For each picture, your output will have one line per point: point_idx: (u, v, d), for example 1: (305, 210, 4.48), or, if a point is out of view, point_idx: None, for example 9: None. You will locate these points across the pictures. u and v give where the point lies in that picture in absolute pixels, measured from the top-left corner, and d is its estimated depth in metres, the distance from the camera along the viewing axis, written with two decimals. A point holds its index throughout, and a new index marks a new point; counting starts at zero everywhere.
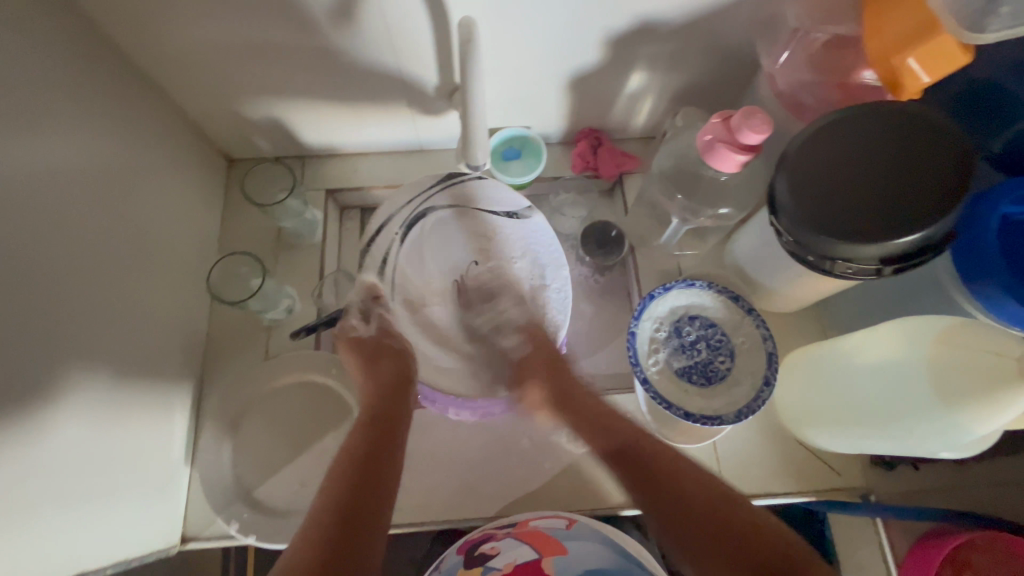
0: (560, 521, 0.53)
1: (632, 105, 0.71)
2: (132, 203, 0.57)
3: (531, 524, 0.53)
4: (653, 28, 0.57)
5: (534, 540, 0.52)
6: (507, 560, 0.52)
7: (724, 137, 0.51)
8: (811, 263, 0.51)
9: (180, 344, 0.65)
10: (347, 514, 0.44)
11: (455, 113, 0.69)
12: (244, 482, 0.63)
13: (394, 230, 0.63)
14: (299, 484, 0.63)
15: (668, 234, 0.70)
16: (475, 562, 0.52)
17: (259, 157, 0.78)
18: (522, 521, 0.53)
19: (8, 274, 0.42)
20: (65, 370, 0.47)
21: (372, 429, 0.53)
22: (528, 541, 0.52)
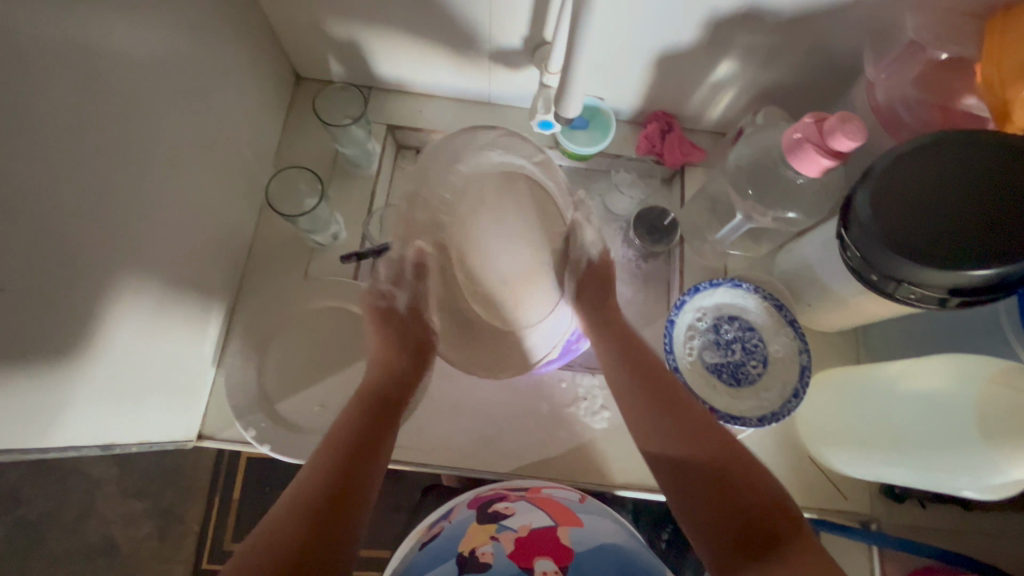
0: (574, 495, 0.53)
1: (713, 95, 0.69)
2: (202, 99, 0.56)
3: (542, 492, 0.53)
4: (759, 16, 0.56)
5: (549, 507, 0.52)
6: (522, 522, 0.51)
7: (817, 140, 0.49)
8: (873, 282, 0.51)
9: (226, 248, 0.65)
10: (346, 460, 0.45)
11: (535, 70, 0.68)
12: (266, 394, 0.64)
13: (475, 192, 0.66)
14: (316, 405, 0.64)
15: (726, 231, 0.67)
16: (489, 518, 0.50)
17: (327, 80, 0.77)
18: (536, 487, 0.53)
19: (83, 146, 0.42)
20: (119, 247, 0.47)
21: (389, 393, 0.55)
22: (544, 507, 0.51)
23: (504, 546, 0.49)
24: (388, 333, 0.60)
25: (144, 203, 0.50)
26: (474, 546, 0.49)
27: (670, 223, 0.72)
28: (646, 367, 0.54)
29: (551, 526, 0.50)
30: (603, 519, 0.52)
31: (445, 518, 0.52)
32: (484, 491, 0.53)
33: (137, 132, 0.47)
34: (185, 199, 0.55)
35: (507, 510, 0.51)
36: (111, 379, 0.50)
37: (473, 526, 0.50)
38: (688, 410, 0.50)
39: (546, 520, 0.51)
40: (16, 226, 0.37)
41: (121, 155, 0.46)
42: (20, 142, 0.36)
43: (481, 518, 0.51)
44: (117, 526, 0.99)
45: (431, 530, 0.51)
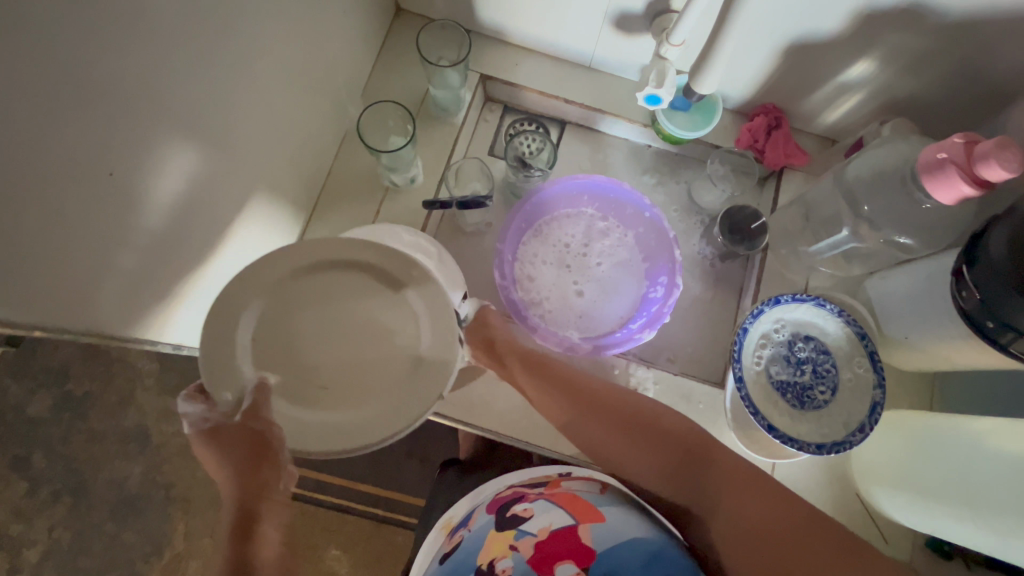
0: (595, 486, 0.56)
1: (836, 96, 0.64)
2: (305, 13, 0.55)
3: (564, 488, 0.55)
4: (919, 13, 0.50)
5: (569, 506, 0.52)
6: (541, 525, 0.50)
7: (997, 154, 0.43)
8: (985, 329, 0.47)
9: (306, 173, 0.65)
10: None
11: (650, 40, 0.64)
12: (250, 348, 0.46)
13: (535, 168, 0.70)
14: (320, 386, 0.47)
15: (822, 246, 0.63)
16: (508, 524, 0.51)
17: (427, 16, 0.74)
18: (556, 483, 0.55)
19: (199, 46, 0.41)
20: (212, 152, 0.47)
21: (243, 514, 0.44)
22: (563, 505, 0.52)
23: (522, 554, 0.48)
24: (218, 444, 0.45)
25: (238, 110, 0.49)
26: (492, 559, 0.48)
27: (759, 226, 0.68)
28: (647, 417, 0.58)
29: (573, 524, 0.50)
30: (624, 514, 0.52)
31: (466, 526, 0.55)
32: (505, 493, 0.56)
33: (241, 34, 0.46)
34: (274, 114, 0.55)
35: (526, 513, 0.51)
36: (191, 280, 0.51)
37: (492, 533, 0.51)
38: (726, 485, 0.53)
39: (566, 518, 0.50)
40: (116, 106, 0.37)
41: (224, 55, 0.45)
42: (134, 26, 0.36)
43: (501, 522, 0.52)
44: (156, 418, 1.04)
45: (453, 539, 0.55)
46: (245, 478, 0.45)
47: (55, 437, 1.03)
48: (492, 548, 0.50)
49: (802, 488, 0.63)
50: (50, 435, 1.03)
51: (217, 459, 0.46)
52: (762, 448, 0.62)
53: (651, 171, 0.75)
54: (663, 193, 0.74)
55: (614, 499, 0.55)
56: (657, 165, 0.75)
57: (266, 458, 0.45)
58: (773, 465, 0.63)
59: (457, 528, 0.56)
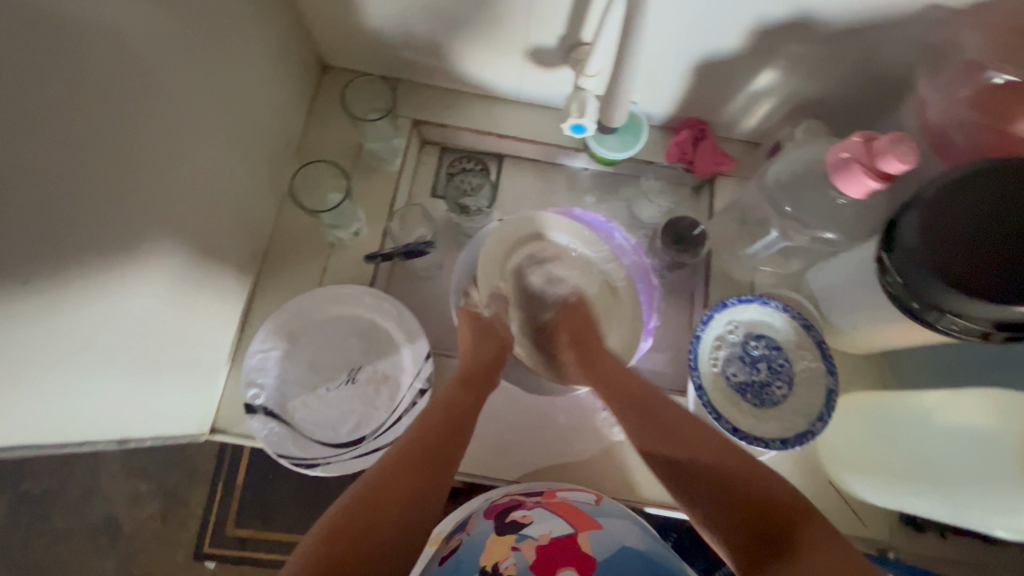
0: (590, 498, 0.55)
1: (751, 104, 0.67)
2: (229, 85, 0.55)
3: (559, 497, 0.54)
4: (809, 25, 0.53)
5: (568, 515, 0.51)
6: (543, 531, 0.48)
7: (902, 147, 0.45)
8: (913, 310, 0.50)
9: (246, 238, 0.64)
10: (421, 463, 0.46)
11: (569, 71, 0.66)
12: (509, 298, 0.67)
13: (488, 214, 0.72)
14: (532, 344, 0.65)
15: (758, 247, 0.66)
16: (507, 529, 0.48)
17: (354, 69, 0.75)
18: (552, 493, 0.55)
19: (114, 141, 0.41)
20: (145, 238, 0.47)
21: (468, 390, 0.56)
22: (559, 512, 0.51)
23: (525, 555, 0.45)
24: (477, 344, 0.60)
25: (167, 193, 0.48)
26: (497, 560, 0.45)
27: (700, 233, 0.69)
28: (606, 376, 0.58)
29: (573, 532, 0.48)
30: (623, 524, 0.51)
31: (464, 531, 0.50)
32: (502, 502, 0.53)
33: (162, 117, 0.46)
34: (209, 188, 0.54)
35: (525, 519, 0.50)
36: (134, 357, 0.50)
37: (492, 538, 0.48)
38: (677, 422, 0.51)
39: (564, 527, 0.49)
40: (39, 216, 0.36)
41: (147, 141, 0.44)
42: (48, 141, 0.35)
43: (500, 528, 0.49)
44: (123, 506, 0.98)
45: (450, 543, 0.50)
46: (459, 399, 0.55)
47: (14, 542, 0.97)
48: (490, 553, 0.46)
49: None
50: (7, 541, 0.97)
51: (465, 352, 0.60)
52: None
53: (591, 192, 0.77)
54: (605, 211, 0.76)
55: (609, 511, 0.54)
56: (596, 186, 0.77)
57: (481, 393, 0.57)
58: None
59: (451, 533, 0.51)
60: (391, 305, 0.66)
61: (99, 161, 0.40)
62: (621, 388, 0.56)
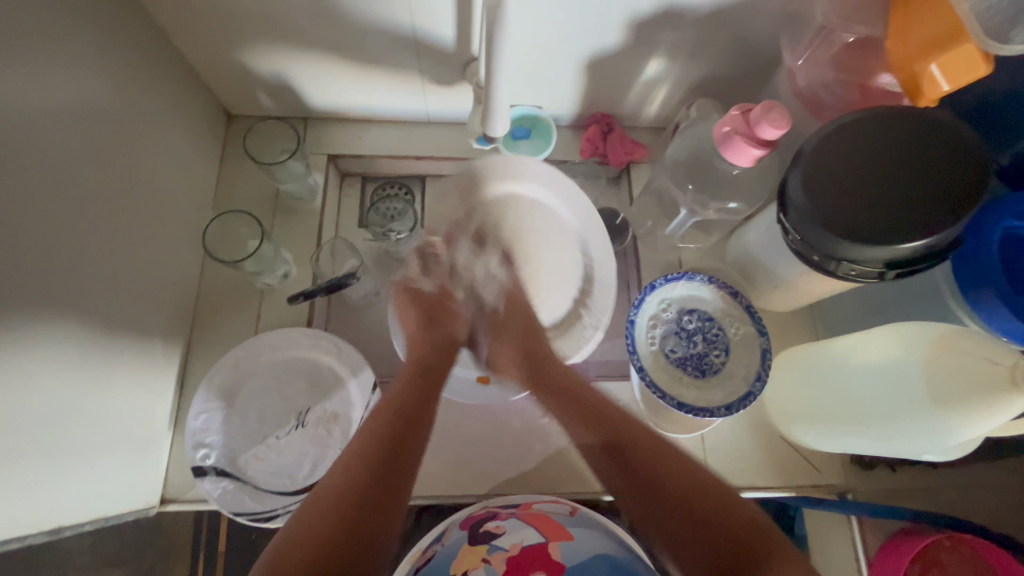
0: (564, 508, 0.53)
1: (647, 93, 0.70)
2: (128, 151, 0.55)
3: (534, 508, 0.53)
4: (678, 14, 0.57)
5: (540, 524, 0.52)
6: (513, 540, 0.51)
7: (780, 120, 0.49)
8: (816, 263, 0.52)
9: (171, 300, 0.63)
10: (381, 466, 0.44)
11: (469, 86, 0.68)
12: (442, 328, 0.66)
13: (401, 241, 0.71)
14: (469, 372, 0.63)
15: (675, 226, 0.70)
16: (480, 539, 0.51)
17: (261, 114, 0.75)
18: (525, 502, 0.53)
19: (2, 227, 0.40)
20: (47, 314, 0.45)
21: (419, 379, 0.55)
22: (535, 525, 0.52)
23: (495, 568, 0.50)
24: (428, 329, 0.61)
25: (68, 267, 0.48)
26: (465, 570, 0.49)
27: (622, 223, 0.72)
28: (570, 393, 0.55)
29: (541, 543, 0.51)
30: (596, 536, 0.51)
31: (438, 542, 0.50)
32: (475, 510, 0.52)
33: (50, 190, 0.45)
34: (120, 254, 0.54)
35: (499, 529, 0.51)
36: (65, 441, 0.48)
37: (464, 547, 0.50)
38: (651, 459, 0.46)
39: (536, 536, 0.52)
40: None
41: (35, 218, 0.44)
42: None
43: (474, 538, 0.51)
44: None
45: (425, 553, 0.49)
46: (412, 398, 0.52)
47: None
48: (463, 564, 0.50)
49: (735, 447, 0.67)
50: None
51: (417, 341, 0.60)
52: (682, 426, 0.66)
53: None
54: None
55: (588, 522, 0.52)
56: None
57: (438, 388, 0.55)
58: (701, 435, 0.67)
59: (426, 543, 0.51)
60: (331, 342, 0.65)
61: None
62: (549, 382, 0.57)
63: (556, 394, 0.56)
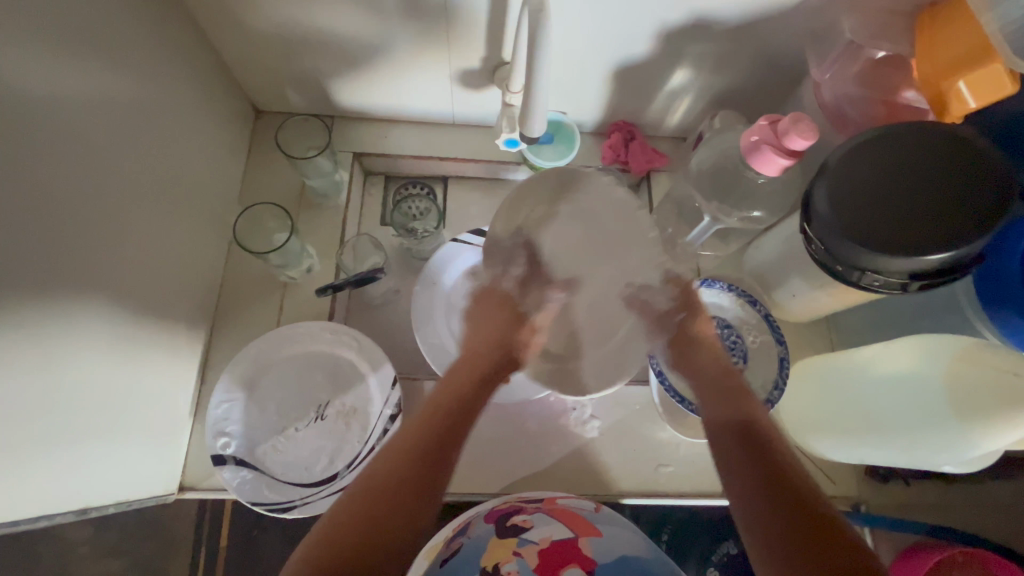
0: (590, 504, 0.53)
1: (671, 102, 0.71)
2: (160, 141, 0.56)
3: (559, 502, 0.53)
4: (705, 26, 0.58)
5: (567, 519, 0.52)
6: (542, 535, 0.51)
7: (812, 133, 0.50)
8: (839, 273, 0.53)
9: (196, 289, 0.64)
10: (416, 483, 0.44)
11: (496, 90, 0.69)
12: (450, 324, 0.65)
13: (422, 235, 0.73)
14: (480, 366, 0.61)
15: (695, 234, 0.71)
16: (509, 532, 0.51)
17: (289, 111, 0.76)
18: (552, 496, 0.53)
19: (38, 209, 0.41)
20: (75, 297, 0.46)
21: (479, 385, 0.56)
22: (562, 519, 0.52)
23: (528, 561, 0.50)
24: (483, 325, 0.61)
25: (101, 251, 0.48)
26: (497, 560, 0.50)
27: None
28: (719, 378, 0.56)
29: (572, 537, 0.51)
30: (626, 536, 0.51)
31: (466, 533, 0.51)
32: (501, 504, 0.53)
33: (81, 175, 0.45)
34: (148, 240, 0.54)
35: (526, 523, 0.52)
36: (89, 424, 0.49)
37: (493, 541, 0.51)
38: (785, 469, 0.45)
39: (563, 531, 0.51)
40: None
41: (67, 202, 0.44)
42: None
43: (501, 531, 0.51)
44: None
45: (451, 544, 0.49)
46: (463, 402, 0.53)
47: None
48: (493, 556, 0.50)
49: None
50: None
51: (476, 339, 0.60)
52: (698, 431, 0.66)
53: None
54: None
55: (613, 520, 0.53)
56: None
57: (482, 397, 0.56)
58: None
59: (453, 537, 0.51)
60: (351, 337, 0.66)
61: (26, 230, 0.40)
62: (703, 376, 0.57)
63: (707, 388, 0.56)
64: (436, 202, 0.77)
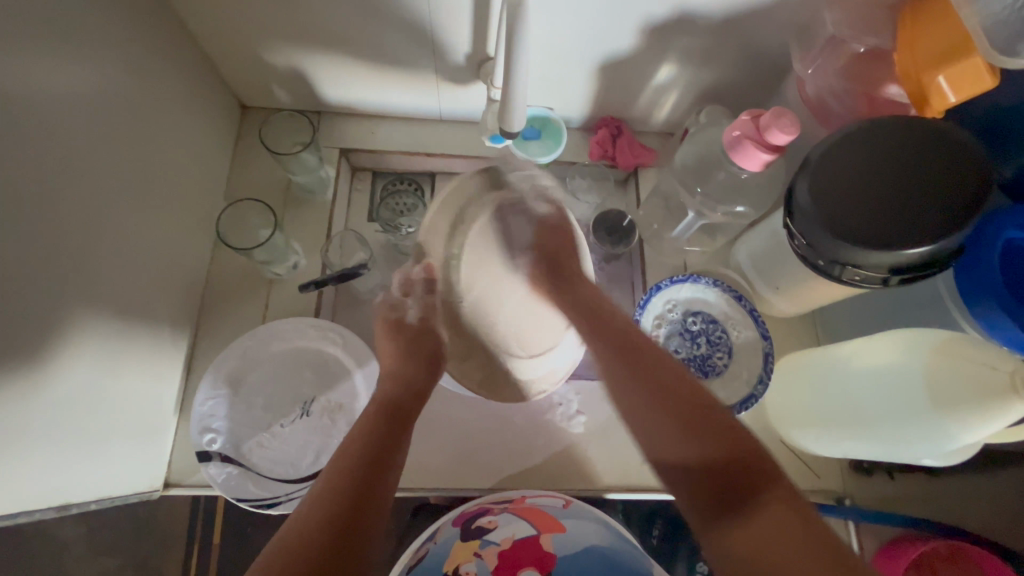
0: (557, 501, 0.53)
1: (657, 98, 0.71)
2: (144, 138, 0.55)
3: (528, 502, 0.53)
4: (690, 21, 0.58)
5: (533, 517, 0.53)
6: (505, 535, 0.52)
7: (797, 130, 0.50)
8: (821, 267, 0.53)
9: (180, 286, 0.64)
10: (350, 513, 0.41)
11: (482, 85, 0.69)
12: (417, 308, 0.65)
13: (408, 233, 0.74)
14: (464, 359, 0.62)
15: (681, 228, 0.71)
16: (471, 535, 0.52)
17: (275, 106, 0.76)
18: (519, 497, 0.53)
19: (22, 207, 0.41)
20: (61, 295, 0.46)
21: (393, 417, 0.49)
22: (527, 516, 0.53)
23: (487, 563, 0.51)
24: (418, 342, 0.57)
25: (85, 248, 0.48)
26: (457, 564, 0.50)
27: (629, 224, 0.72)
28: (627, 337, 0.50)
29: (534, 535, 0.52)
30: (586, 527, 0.53)
31: (432, 539, 0.51)
32: (469, 507, 0.53)
33: (65, 173, 0.45)
34: (133, 237, 0.54)
35: (490, 523, 0.52)
36: (73, 422, 0.49)
37: (457, 544, 0.51)
38: (719, 434, 0.41)
39: (528, 529, 0.53)
40: None
41: (51, 200, 0.44)
42: None
43: (466, 533, 0.52)
44: None
45: (416, 552, 0.50)
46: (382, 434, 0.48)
47: None
48: (457, 559, 0.51)
49: None
50: None
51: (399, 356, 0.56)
52: None
53: None
54: None
55: (578, 514, 0.53)
56: None
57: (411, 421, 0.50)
58: None
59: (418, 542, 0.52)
60: (338, 333, 0.66)
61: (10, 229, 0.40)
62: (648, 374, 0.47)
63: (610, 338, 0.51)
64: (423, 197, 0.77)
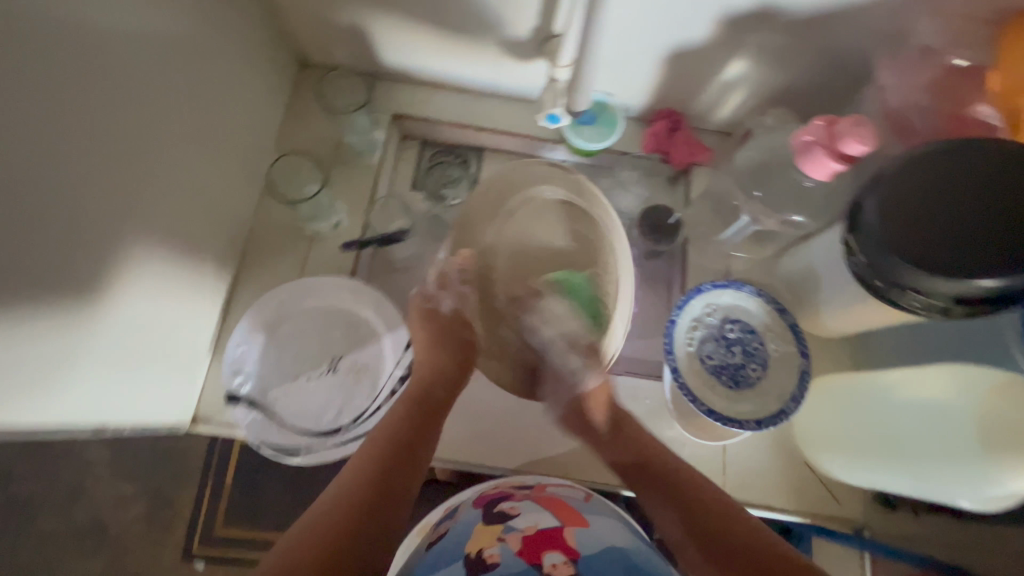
0: (579, 494, 0.54)
1: (722, 94, 0.69)
2: (209, 81, 0.56)
3: (550, 491, 0.54)
4: (772, 16, 0.55)
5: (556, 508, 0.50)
6: (529, 522, 0.47)
7: (873, 143, 0.48)
8: (877, 289, 0.50)
9: (226, 231, 0.65)
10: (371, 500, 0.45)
11: (543, 63, 0.67)
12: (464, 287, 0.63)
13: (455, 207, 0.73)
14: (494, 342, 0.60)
15: (731, 232, 0.69)
16: (495, 517, 0.48)
17: (332, 64, 0.76)
18: (541, 486, 0.55)
19: (96, 136, 0.42)
20: (117, 226, 0.47)
21: (417, 408, 0.56)
22: (550, 508, 0.50)
23: (510, 546, 0.44)
24: (439, 352, 0.60)
25: (147, 183, 0.49)
26: (480, 547, 0.44)
27: (675, 222, 0.70)
28: (619, 420, 0.59)
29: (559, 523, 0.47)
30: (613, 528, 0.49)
31: (453, 518, 0.52)
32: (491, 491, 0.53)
33: (135, 108, 0.46)
34: (189, 178, 0.55)
35: (513, 510, 0.49)
36: (117, 350, 0.50)
37: (480, 525, 0.48)
38: (716, 506, 0.48)
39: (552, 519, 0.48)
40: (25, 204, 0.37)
41: (122, 132, 0.45)
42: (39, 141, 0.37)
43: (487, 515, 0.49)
44: None
45: (438, 530, 0.51)
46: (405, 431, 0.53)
47: None
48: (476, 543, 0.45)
49: (756, 464, 0.66)
50: None
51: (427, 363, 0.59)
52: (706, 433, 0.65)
53: None
54: None
55: (600, 510, 0.53)
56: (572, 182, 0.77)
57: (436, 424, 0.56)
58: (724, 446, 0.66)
59: (441, 520, 0.52)
60: (372, 296, 0.66)
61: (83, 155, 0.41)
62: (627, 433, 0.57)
63: (613, 446, 0.57)
64: (469, 171, 0.76)
